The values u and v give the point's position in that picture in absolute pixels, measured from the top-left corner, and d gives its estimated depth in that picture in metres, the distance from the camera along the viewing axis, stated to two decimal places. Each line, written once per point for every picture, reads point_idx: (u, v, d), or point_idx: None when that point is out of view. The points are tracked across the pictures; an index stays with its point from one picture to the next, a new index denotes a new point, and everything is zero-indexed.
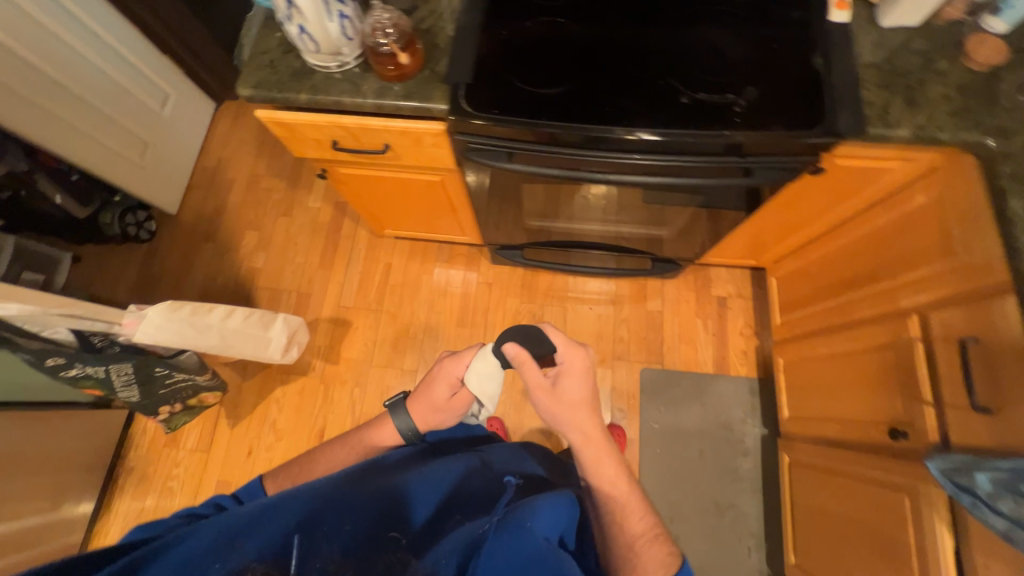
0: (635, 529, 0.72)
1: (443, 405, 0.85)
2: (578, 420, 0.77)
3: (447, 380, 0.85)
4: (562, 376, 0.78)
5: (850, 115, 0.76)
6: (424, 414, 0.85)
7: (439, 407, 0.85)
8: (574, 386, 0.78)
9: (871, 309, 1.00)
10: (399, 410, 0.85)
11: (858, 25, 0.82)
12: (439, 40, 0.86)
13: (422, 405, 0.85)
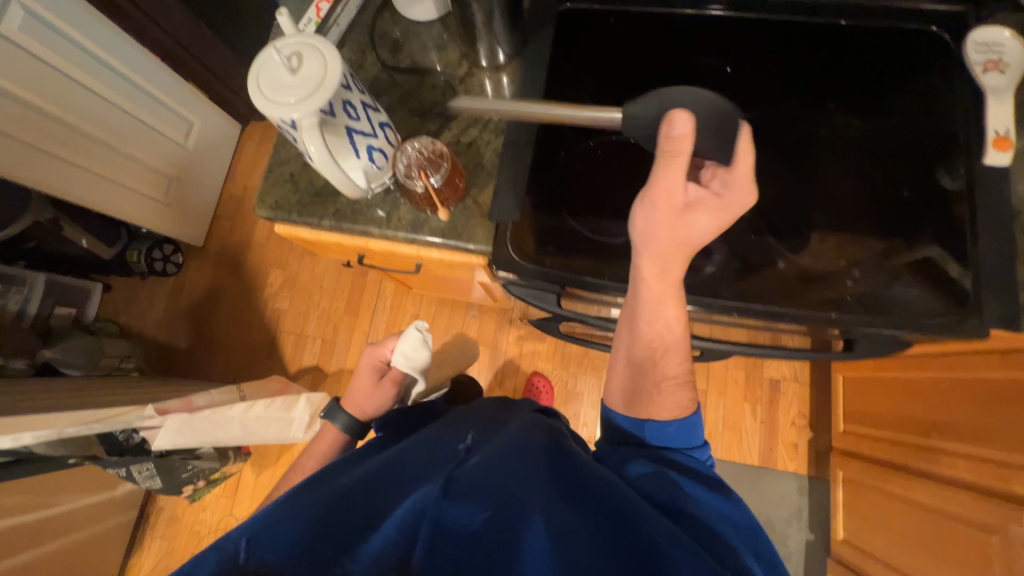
0: (668, 371, 0.62)
1: (369, 390, 0.93)
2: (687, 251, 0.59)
3: (370, 360, 0.97)
4: (698, 207, 0.56)
5: (1002, 302, 0.60)
6: (357, 406, 0.92)
7: (366, 393, 0.93)
8: (671, 177, 0.56)
9: (969, 472, 0.86)
10: (335, 411, 0.92)
11: (1018, 173, 0.64)
12: (485, 159, 0.73)
13: (356, 397, 0.94)
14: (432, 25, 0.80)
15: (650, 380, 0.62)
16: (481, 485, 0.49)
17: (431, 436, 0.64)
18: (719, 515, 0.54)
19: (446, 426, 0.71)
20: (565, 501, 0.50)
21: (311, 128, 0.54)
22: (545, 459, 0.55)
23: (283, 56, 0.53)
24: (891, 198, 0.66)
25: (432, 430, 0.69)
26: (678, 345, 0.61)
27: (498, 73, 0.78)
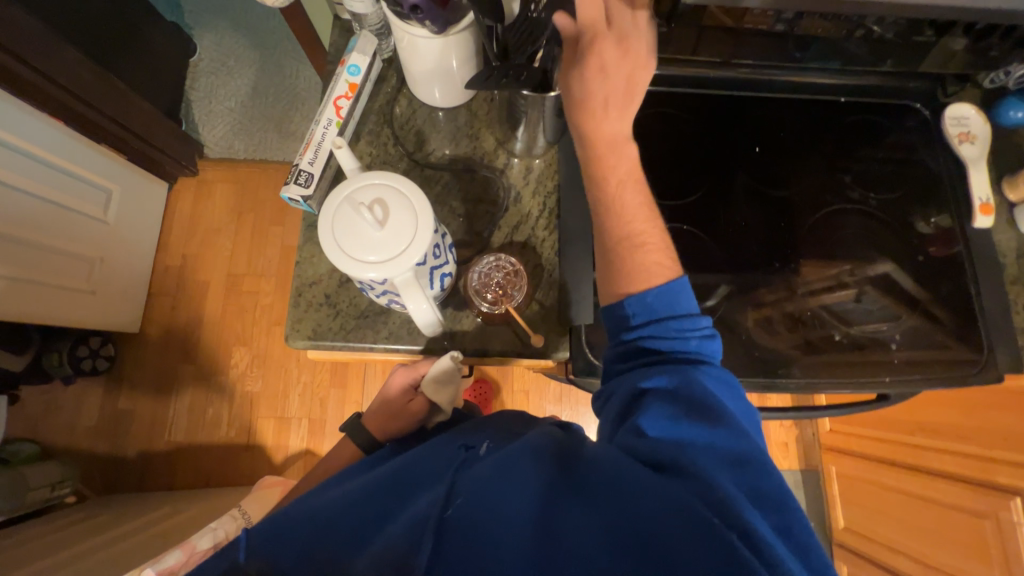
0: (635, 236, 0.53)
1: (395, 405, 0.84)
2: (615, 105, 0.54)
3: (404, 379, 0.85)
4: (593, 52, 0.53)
5: (1006, 347, 0.71)
6: (378, 420, 0.85)
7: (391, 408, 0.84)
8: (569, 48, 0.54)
9: (958, 466, 1.01)
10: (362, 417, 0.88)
11: (996, 232, 0.76)
12: (545, 260, 0.70)
13: (380, 409, 0.86)
14: (457, 111, 0.74)
15: (609, 255, 0.54)
16: (449, 501, 0.44)
17: (434, 448, 0.58)
18: (720, 456, 0.43)
19: (454, 437, 0.62)
20: (531, 497, 0.42)
21: (404, 283, 0.48)
22: (527, 453, 0.47)
23: (370, 207, 0.46)
24: (907, 261, 0.75)
25: (435, 442, 0.61)
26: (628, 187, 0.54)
27: (539, 159, 0.74)
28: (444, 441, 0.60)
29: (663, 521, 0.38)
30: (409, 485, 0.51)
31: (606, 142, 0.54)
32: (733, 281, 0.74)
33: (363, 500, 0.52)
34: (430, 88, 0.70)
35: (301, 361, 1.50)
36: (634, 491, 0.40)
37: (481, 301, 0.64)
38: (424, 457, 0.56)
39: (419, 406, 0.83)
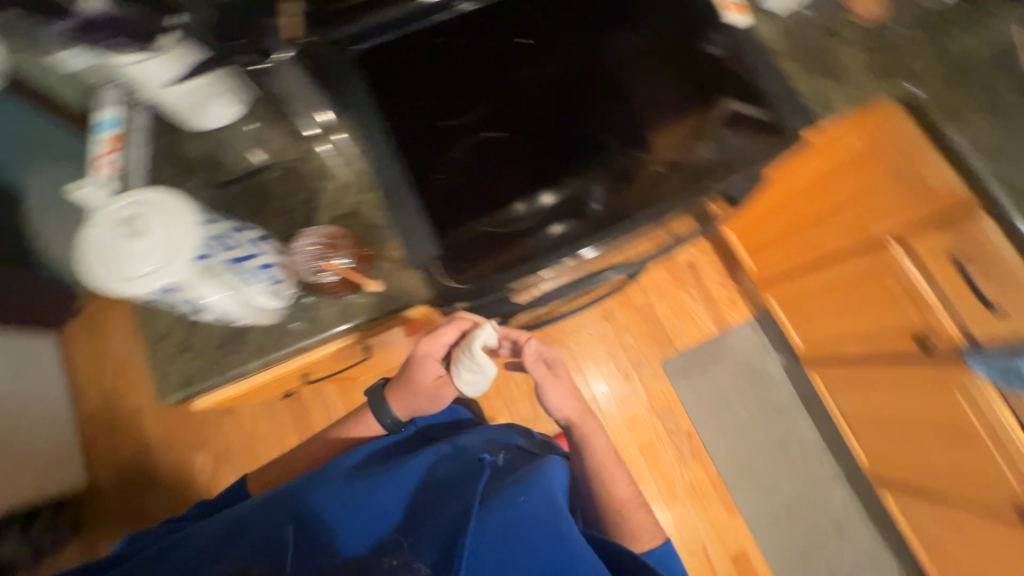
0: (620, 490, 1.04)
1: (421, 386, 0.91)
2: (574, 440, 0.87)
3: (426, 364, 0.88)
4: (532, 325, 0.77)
5: (802, 116, 0.77)
6: (407, 405, 0.93)
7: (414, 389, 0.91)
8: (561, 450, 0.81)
9: (847, 242, 1.08)
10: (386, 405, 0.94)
11: (758, 26, 0.82)
12: (374, 216, 0.72)
13: (406, 395, 0.92)
14: (236, 124, 0.75)
15: (617, 516, 0.98)
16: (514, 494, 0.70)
17: (448, 458, 0.85)
18: None
19: (475, 440, 0.93)
20: (538, 517, 0.68)
21: (190, 278, 0.49)
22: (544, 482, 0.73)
23: (125, 222, 0.46)
24: (694, 82, 0.78)
25: (464, 444, 0.90)
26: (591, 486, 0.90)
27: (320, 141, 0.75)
28: (455, 453, 0.87)
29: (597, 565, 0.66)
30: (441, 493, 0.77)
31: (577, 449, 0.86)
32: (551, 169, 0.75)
33: (422, 495, 0.78)
34: (206, 108, 0.71)
35: (263, 437, 1.47)
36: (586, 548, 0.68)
37: (317, 276, 0.63)
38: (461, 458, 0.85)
39: (448, 389, 0.93)
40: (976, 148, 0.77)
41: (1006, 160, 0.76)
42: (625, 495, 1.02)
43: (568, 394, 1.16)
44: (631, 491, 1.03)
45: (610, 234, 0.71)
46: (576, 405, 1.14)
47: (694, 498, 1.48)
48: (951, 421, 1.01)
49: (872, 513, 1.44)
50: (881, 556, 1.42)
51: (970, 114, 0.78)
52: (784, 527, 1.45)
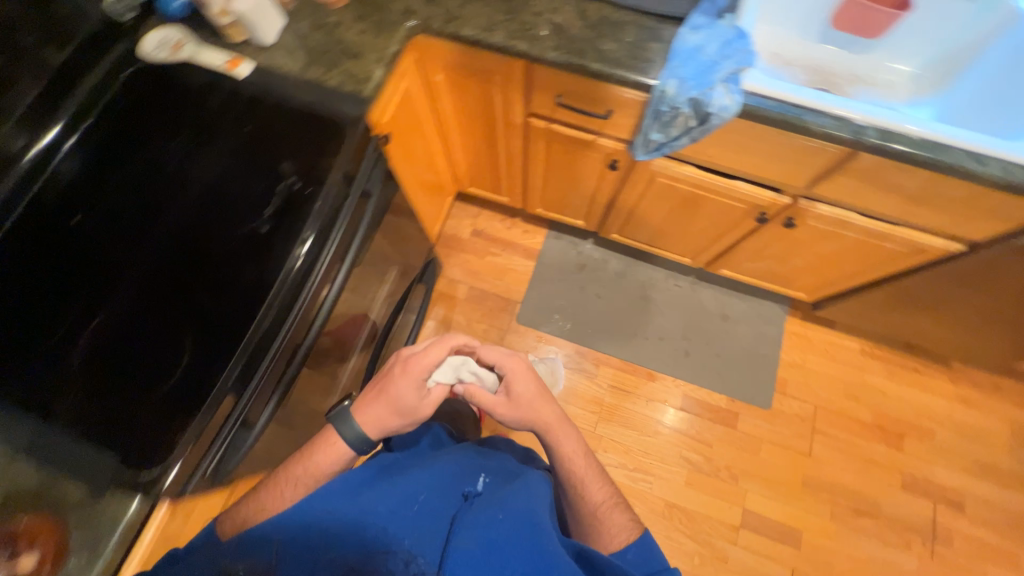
0: (598, 496, 0.81)
1: (412, 402, 0.78)
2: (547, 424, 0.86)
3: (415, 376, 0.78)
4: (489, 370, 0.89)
5: (347, 101, 0.84)
6: (381, 418, 0.77)
7: (405, 404, 0.78)
8: (558, 435, 0.86)
9: (513, 139, 1.20)
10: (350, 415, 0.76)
11: (264, 61, 0.87)
12: (37, 482, 0.65)
13: (380, 407, 0.78)
14: None
15: (583, 520, 0.79)
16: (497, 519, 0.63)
17: (443, 471, 0.72)
18: None
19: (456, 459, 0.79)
20: (523, 534, 0.61)
21: None
22: (531, 504, 0.67)
23: None
24: (239, 145, 0.80)
25: (441, 464, 0.76)
26: (580, 468, 0.84)
27: None
28: (455, 466, 0.75)
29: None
30: (439, 506, 0.65)
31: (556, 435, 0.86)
32: (165, 306, 0.70)
33: (400, 516, 0.62)
34: None
35: None
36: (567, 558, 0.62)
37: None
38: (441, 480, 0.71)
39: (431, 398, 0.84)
40: (483, 31, 0.88)
41: (506, 24, 0.88)
42: (599, 499, 0.80)
43: (534, 404, 0.86)
44: (606, 493, 0.81)
45: (257, 310, 0.70)
46: (548, 410, 0.87)
47: (619, 392, 1.55)
48: (677, 197, 1.17)
49: (734, 287, 1.63)
50: (763, 309, 1.61)
51: (461, 11, 0.90)
52: (692, 350, 1.59)
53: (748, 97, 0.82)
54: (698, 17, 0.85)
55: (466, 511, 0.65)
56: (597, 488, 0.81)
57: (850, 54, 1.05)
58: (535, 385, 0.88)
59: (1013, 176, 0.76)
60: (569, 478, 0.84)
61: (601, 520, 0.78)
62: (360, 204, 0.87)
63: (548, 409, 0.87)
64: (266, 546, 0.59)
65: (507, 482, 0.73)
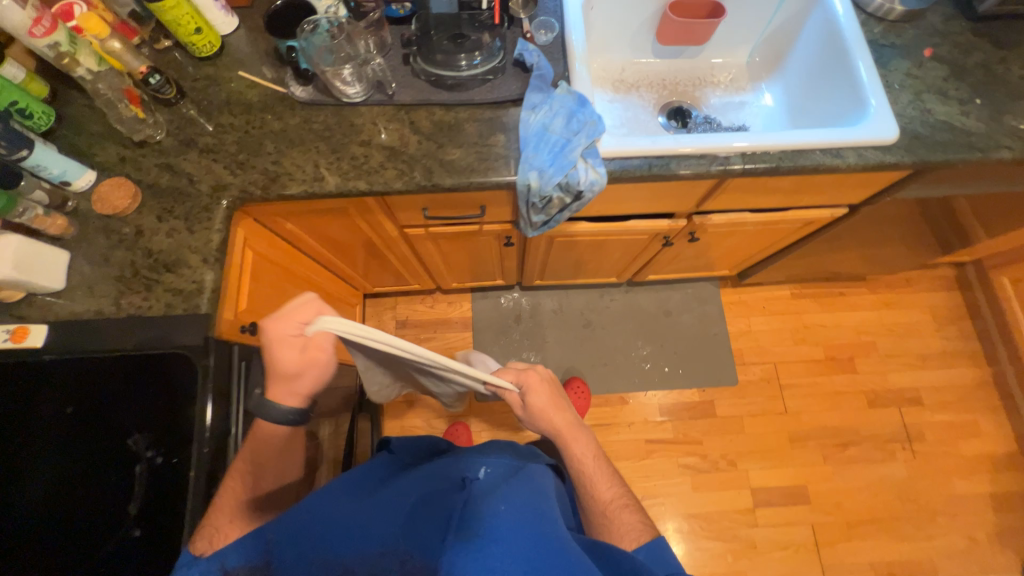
0: (609, 496, 0.77)
1: (295, 367, 0.59)
2: (562, 426, 0.81)
3: (283, 338, 0.57)
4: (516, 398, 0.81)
5: (183, 326, 0.69)
6: (293, 387, 0.62)
7: (288, 372, 0.60)
8: (572, 439, 0.81)
9: (397, 247, 1.10)
10: (268, 400, 0.63)
11: (63, 313, 0.69)
12: None
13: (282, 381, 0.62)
14: None
15: (593, 518, 0.76)
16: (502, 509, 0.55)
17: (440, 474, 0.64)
18: None
19: (467, 457, 0.70)
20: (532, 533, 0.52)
21: None
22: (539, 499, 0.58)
23: None
24: None
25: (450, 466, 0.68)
26: (595, 467, 0.79)
27: None
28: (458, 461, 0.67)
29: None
30: (441, 498, 0.59)
31: (571, 437, 0.81)
32: None
33: (398, 515, 0.57)
34: None
35: None
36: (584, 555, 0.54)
37: None
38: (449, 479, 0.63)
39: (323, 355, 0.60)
40: (313, 181, 0.77)
41: (336, 165, 0.78)
42: (608, 498, 0.75)
43: (546, 416, 0.80)
44: (615, 493, 0.76)
45: None
46: (562, 418, 0.81)
47: (601, 428, 1.52)
48: (582, 246, 1.12)
49: (664, 281, 1.64)
50: (696, 292, 1.65)
51: (280, 166, 0.78)
52: (651, 357, 1.59)
53: (614, 162, 0.79)
54: (534, 94, 0.79)
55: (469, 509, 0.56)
56: (606, 489, 0.77)
57: (686, 59, 1.06)
58: (549, 395, 0.81)
59: (869, 160, 0.79)
60: (578, 484, 0.79)
61: (614, 521, 0.73)
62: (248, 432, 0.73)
63: (563, 420, 0.81)
64: (254, 549, 0.55)
65: (516, 469, 0.65)
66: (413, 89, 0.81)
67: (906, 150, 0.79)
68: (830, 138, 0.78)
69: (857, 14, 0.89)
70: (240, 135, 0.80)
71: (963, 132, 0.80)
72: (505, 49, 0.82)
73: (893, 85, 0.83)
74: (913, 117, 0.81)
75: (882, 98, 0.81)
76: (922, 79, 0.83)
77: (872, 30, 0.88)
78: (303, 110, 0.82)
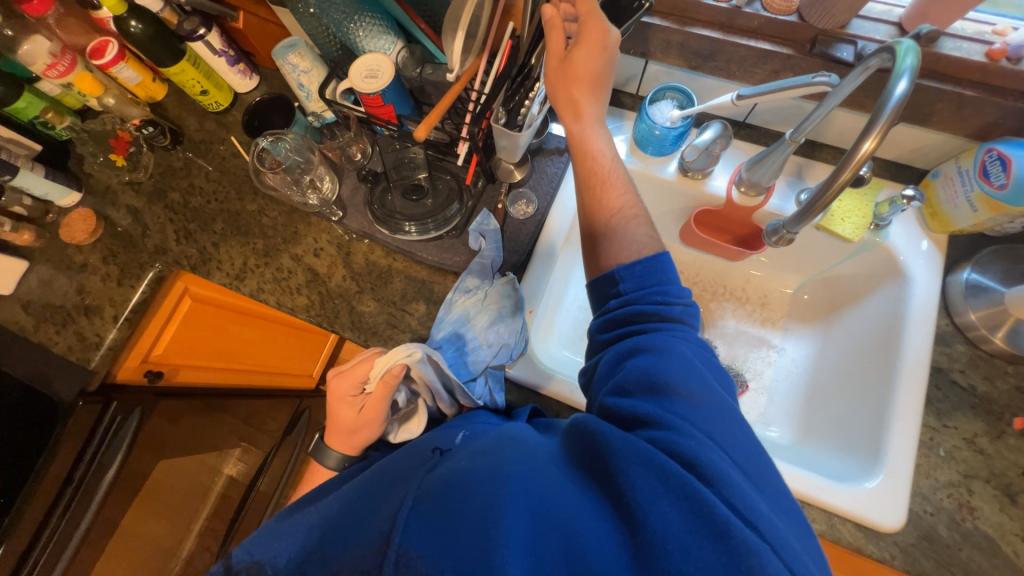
0: (615, 199, 0.57)
1: (340, 405, 0.64)
2: (591, 101, 0.56)
3: (342, 399, 0.63)
4: (580, 43, 0.53)
5: (67, 376, 0.75)
6: (343, 437, 0.65)
7: (335, 409, 0.64)
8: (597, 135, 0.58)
9: None
10: (325, 447, 0.67)
11: None
12: None
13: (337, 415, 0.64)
14: None
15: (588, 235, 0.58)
16: (460, 462, 0.45)
17: (406, 450, 0.56)
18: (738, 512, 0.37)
19: (438, 432, 0.60)
20: (482, 485, 0.40)
21: None
22: (505, 442, 0.47)
23: None
24: None
25: (410, 447, 0.57)
26: (614, 167, 0.58)
27: None
28: (427, 439, 0.58)
29: (579, 514, 0.39)
30: (404, 469, 0.50)
31: (595, 109, 0.56)
32: None
33: (364, 501, 0.49)
34: None
35: None
36: (554, 472, 0.43)
37: None
38: (404, 459, 0.54)
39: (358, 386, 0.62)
40: (235, 276, 0.76)
41: (263, 268, 0.76)
42: (615, 206, 0.56)
43: (589, 66, 0.53)
44: (627, 201, 0.57)
45: None
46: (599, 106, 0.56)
47: None
48: None
49: None
50: None
51: (215, 250, 0.78)
52: None
53: (522, 386, 0.69)
54: (472, 279, 0.69)
55: (424, 474, 0.46)
56: (617, 194, 0.56)
57: (717, 260, 0.86)
58: (599, 60, 0.53)
59: (841, 537, 0.57)
60: (584, 185, 0.59)
61: (619, 230, 0.55)
62: (89, 489, 0.78)
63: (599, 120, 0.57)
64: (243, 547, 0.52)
65: (489, 433, 0.54)
66: (361, 217, 0.74)
67: (901, 550, 0.56)
68: (798, 482, 0.59)
69: (938, 318, 0.65)
70: (197, 207, 0.81)
71: (1009, 567, 0.54)
72: (469, 211, 0.72)
73: (934, 448, 0.59)
74: (939, 508, 0.57)
75: (904, 462, 0.58)
76: (986, 459, 0.58)
77: (951, 354, 0.63)
78: (264, 198, 0.80)
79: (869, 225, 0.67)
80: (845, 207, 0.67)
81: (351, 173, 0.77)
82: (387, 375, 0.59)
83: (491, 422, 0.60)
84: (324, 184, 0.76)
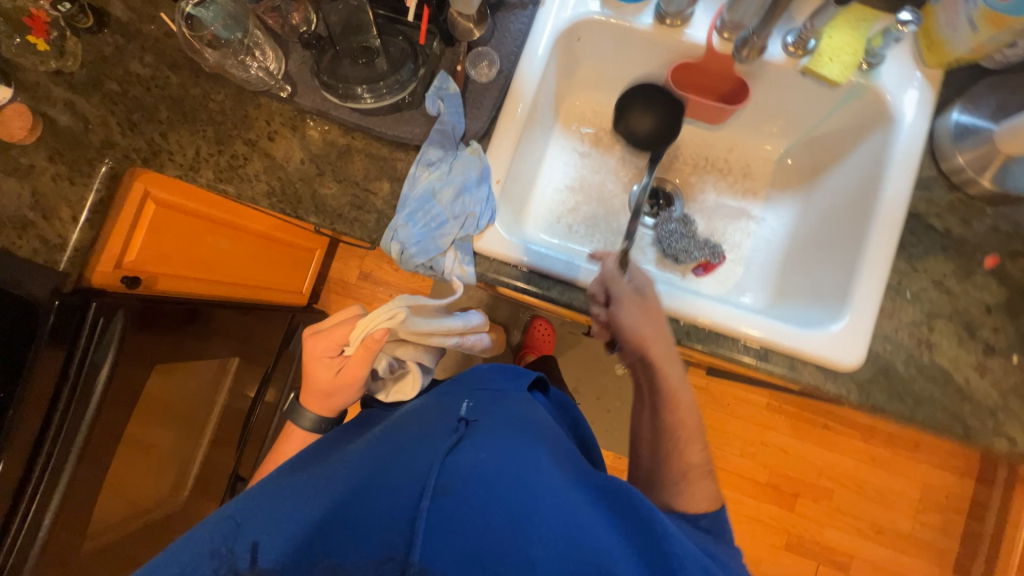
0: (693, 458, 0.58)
1: (318, 370, 0.65)
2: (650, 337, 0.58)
3: (319, 359, 0.64)
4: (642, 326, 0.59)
5: (40, 278, 0.75)
6: (322, 401, 0.68)
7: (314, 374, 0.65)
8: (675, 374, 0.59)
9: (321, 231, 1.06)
10: (301, 406, 0.70)
11: None
12: None
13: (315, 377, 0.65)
14: None
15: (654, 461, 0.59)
16: (490, 466, 0.46)
17: (421, 422, 0.59)
18: None
19: (441, 406, 0.64)
20: (516, 503, 0.43)
21: None
22: (533, 449, 0.49)
23: None
24: None
25: (417, 420, 0.60)
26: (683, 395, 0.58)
27: None
28: (437, 415, 0.60)
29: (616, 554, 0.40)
30: (425, 443, 0.52)
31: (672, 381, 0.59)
32: None
33: (381, 474, 0.50)
34: None
35: None
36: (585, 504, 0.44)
37: None
38: (417, 433, 0.56)
39: (335, 349, 0.63)
40: (189, 167, 0.72)
41: (216, 155, 0.72)
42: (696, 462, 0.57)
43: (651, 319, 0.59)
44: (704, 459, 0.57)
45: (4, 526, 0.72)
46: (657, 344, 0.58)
47: None
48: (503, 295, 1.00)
49: None
50: None
51: (164, 141, 0.73)
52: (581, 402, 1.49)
53: (491, 259, 0.67)
54: (436, 151, 0.65)
55: (454, 462, 0.47)
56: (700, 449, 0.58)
57: (702, 129, 0.80)
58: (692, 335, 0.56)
59: (801, 378, 0.60)
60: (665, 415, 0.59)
61: (685, 486, 0.56)
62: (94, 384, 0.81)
63: (666, 338, 0.59)
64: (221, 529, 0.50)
65: (510, 418, 0.56)
66: (314, 93, 0.69)
67: (858, 386, 0.58)
68: (763, 331, 0.60)
69: (923, 165, 0.62)
70: (138, 95, 0.75)
71: (958, 393, 0.57)
72: (427, 77, 0.67)
73: (902, 291, 0.59)
74: (900, 345, 0.59)
75: (869, 306, 0.58)
76: (951, 298, 0.59)
77: (931, 200, 0.61)
78: (208, 81, 0.74)
79: (858, 64, 0.62)
80: (834, 44, 0.62)
81: (297, 45, 0.70)
82: (367, 339, 0.59)
83: (496, 389, 0.66)
84: (269, 58, 0.69)
